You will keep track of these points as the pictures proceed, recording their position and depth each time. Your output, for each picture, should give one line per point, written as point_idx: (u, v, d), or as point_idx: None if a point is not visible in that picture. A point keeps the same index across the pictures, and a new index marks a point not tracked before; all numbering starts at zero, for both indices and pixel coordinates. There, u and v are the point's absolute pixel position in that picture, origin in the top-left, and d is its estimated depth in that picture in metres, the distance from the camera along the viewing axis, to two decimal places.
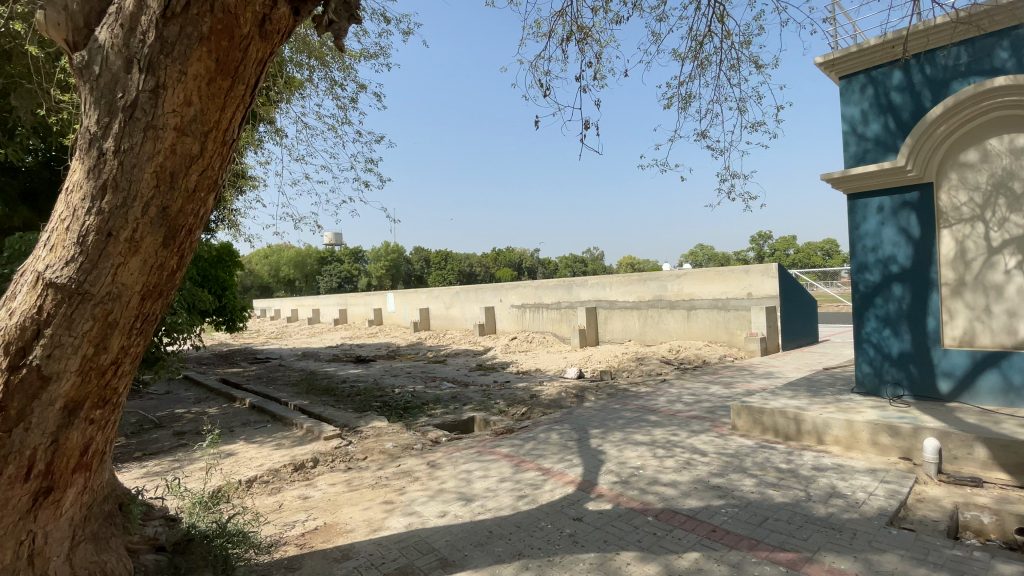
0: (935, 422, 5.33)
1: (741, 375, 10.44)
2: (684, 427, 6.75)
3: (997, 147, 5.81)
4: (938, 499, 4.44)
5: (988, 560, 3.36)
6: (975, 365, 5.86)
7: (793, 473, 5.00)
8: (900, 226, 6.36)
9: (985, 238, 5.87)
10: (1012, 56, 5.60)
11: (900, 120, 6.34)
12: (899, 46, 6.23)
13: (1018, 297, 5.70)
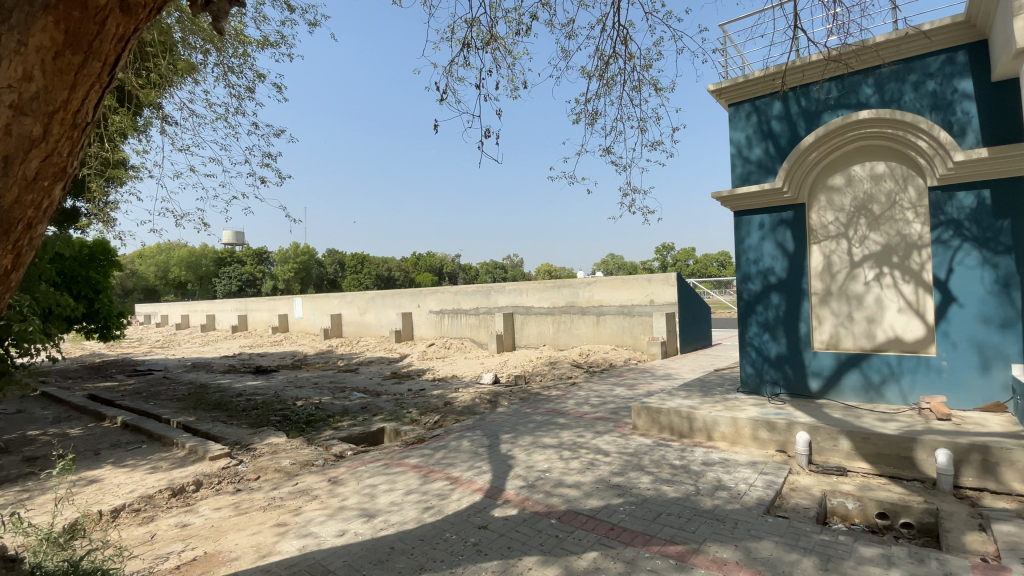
0: (805, 417, 5.97)
1: (644, 376, 11.08)
2: (590, 429, 7.01)
3: (860, 172, 6.62)
4: (807, 487, 4.96)
5: (851, 544, 3.78)
6: (840, 366, 6.66)
7: (685, 469, 5.35)
8: (778, 241, 7.13)
9: (848, 254, 6.69)
10: (874, 93, 6.37)
11: (779, 146, 7.11)
12: (778, 79, 6.95)
13: (875, 306, 6.51)
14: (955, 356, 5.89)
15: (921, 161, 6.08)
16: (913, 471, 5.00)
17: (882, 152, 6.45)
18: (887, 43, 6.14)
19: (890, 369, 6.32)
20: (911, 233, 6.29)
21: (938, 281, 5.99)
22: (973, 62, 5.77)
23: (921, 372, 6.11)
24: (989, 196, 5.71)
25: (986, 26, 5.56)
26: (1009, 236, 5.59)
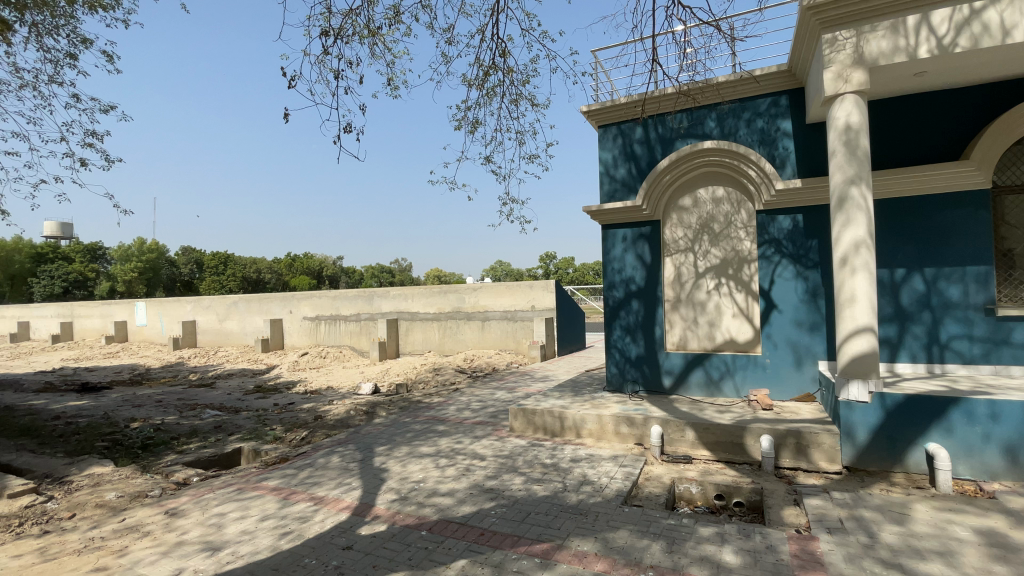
0: (659, 411, 6.63)
1: (523, 380, 11.46)
2: (467, 434, 7.06)
3: (704, 195, 7.56)
4: (659, 476, 5.49)
5: (691, 525, 4.25)
6: (688, 364, 7.50)
7: (555, 467, 5.63)
8: (638, 253, 7.86)
9: (694, 266, 7.59)
10: (715, 126, 7.34)
11: (640, 167, 7.84)
12: (639, 106, 7.67)
13: (715, 311, 7.46)
14: (775, 354, 6.96)
15: (751, 187, 7.12)
16: (743, 455, 5.79)
17: (721, 178, 7.42)
18: (726, 84, 7.09)
19: (727, 367, 7.25)
20: (743, 249, 7.31)
21: (763, 291, 7.05)
22: (792, 106, 6.88)
23: (751, 368, 7.11)
24: (802, 220, 6.83)
25: (804, 76, 6.63)
26: (815, 254, 6.75)
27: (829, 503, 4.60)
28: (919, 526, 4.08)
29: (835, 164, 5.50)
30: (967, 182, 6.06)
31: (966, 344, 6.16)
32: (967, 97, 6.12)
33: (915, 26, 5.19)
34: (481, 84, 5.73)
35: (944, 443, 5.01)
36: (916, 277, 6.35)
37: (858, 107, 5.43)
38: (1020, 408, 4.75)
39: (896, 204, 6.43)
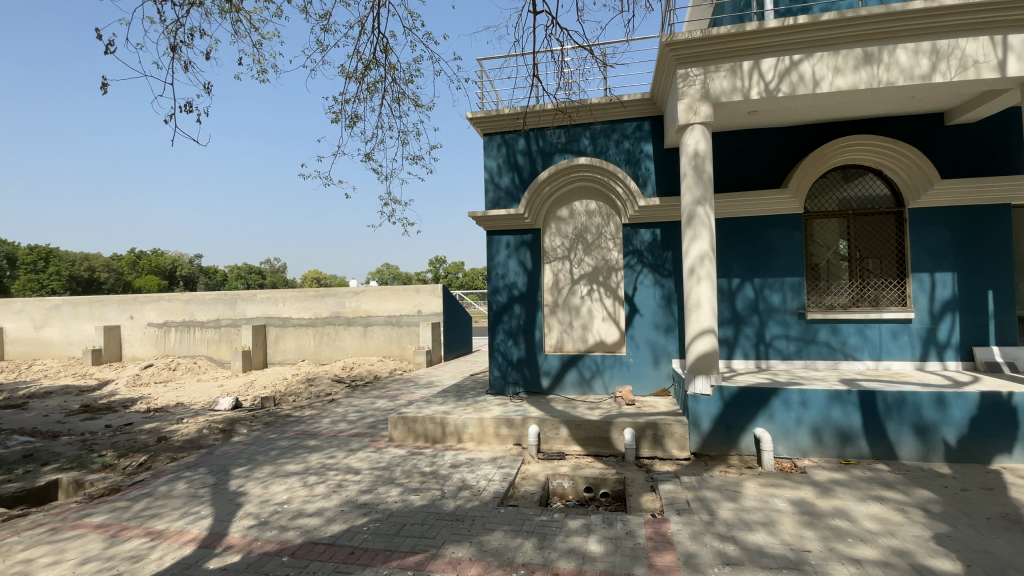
0: (537, 412, 6.91)
1: (406, 387, 11.17)
2: (342, 447, 6.67)
3: (579, 208, 8.08)
4: (535, 474, 5.71)
5: (562, 519, 4.47)
6: (563, 365, 7.92)
7: (433, 475, 5.56)
8: (520, 259, 8.11)
9: (570, 273, 8.09)
10: (589, 144, 7.88)
11: (522, 177, 8.12)
12: (521, 118, 7.94)
13: (587, 315, 8.01)
14: (638, 354, 7.65)
15: (619, 203, 7.77)
16: (610, 448, 6.26)
17: (594, 193, 7.99)
18: (599, 106, 7.65)
19: (597, 366, 7.80)
20: (611, 259, 7.95)
21: (628, 296, 7.73)
22: (653, 131, 7.65)
23: (617, 368, 7.72)
24: (659, 234, 7.63)
25: (662, 105, 7.40)
26: (670, 264, 7.58)
27: (679, 487, 5.16)
28: (748, 501, 4.76)
29: (686, 185, 6.21)
30: (784, 207, 7.24)
31: (784, 342, 7.34)
32: (785, 137, 7.31)
33: (748, 70, 6.08)
34: (361, 77, 5.47)
35: (767, 427, 5.89)
36: (747, 286, 7.44)
37: (704, 136, 6.21)
38: (820, 394, 5.78)
39: (732, 223, 7.49)
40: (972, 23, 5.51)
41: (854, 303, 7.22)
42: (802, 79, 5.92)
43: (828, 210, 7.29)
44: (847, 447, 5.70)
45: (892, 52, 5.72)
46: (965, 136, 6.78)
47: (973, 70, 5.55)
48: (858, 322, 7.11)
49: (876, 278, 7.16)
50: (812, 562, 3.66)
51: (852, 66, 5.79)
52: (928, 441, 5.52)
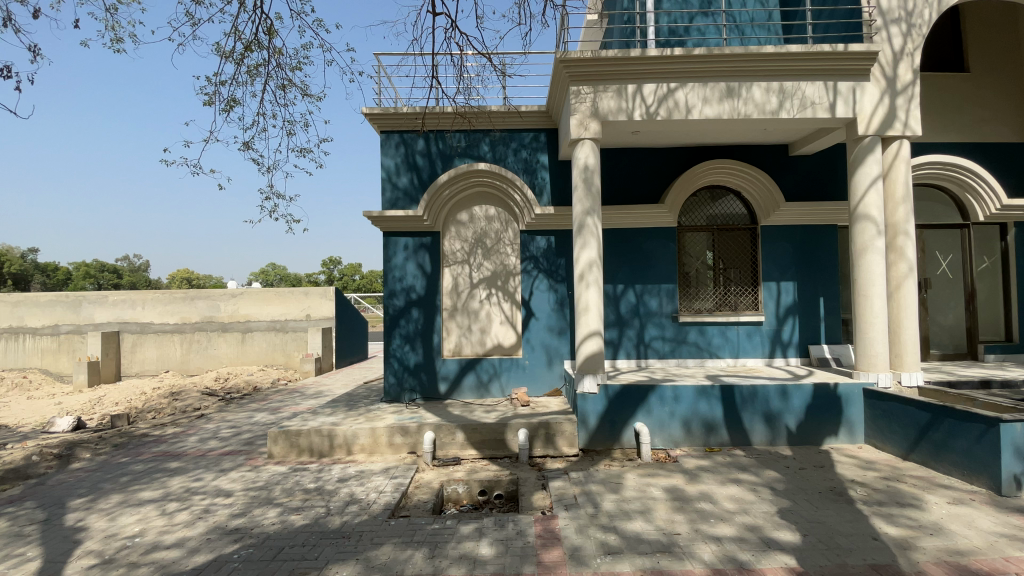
0: (432, 418, 6.80)
1: (292, 398, 10.35)
2: (213, 468, 6.00)
3: (479, 213, 8.13)
4: (430, 482, 5.61)
5: (454, 526, 4.44)
6: (461, 369, 7.89)
7: (319, 490, 5.22)
8: (418, 262, 7.95)
9: (469, 277, 8.10)
10: (488, 150, 7.97)
11: (421, 178, 7.97)
12: (420, 119, 7.80)
13: (485, 319, 8.08)
14: (533, 356, 7.88)
15: (517, 210, 7.97)
16: (504, 450, 6.36)
17: (493, 199, 8.09)
18: (498, 114, 7.77)
19: (494, 370, 7.88)
20: (509, 264, 8.10)
21: (524, 301, 7.95)
22: (548, 143, 7.96)
23: (513, 370, 7.88)
24: (553, 242, 7.95)
25: (556, 118, 7.72)
26: (563, 271, 7.93)
27: (568, 483, 5.39)
28: (629, 492, 5.11)
29: (577, 196, 6.54)
30: (663, 220, 7.95)
31: (661, 343, 8.03)
32: (663, 156, 8.03)
33: (632, 93, 6.57)
34: (240, 59, 4.98)
35: (645, 421, 6.39)
36: (630, 291, 8.04)
37: (593, 151, 6.59)
38: (690, 390, 6.40)
39: (618, 233, 8.05)
40: (809, 70, 6.49)
41: (717, 307, 8.13)
42: (677, 105, 6.55)
43: (698, 224, 8.16)
44: (711, 436, 6.38)
45: (749, 88, 6.54)
46: (802, 167, 7.97)
47: (809, 110, 6.54)
48: (720, 324, 8.02)
49: (733, 284, 8.14)
50: (680, 543, 4.03)
51: (717, 98, 6.53)
52: (774, 427, 6.37)
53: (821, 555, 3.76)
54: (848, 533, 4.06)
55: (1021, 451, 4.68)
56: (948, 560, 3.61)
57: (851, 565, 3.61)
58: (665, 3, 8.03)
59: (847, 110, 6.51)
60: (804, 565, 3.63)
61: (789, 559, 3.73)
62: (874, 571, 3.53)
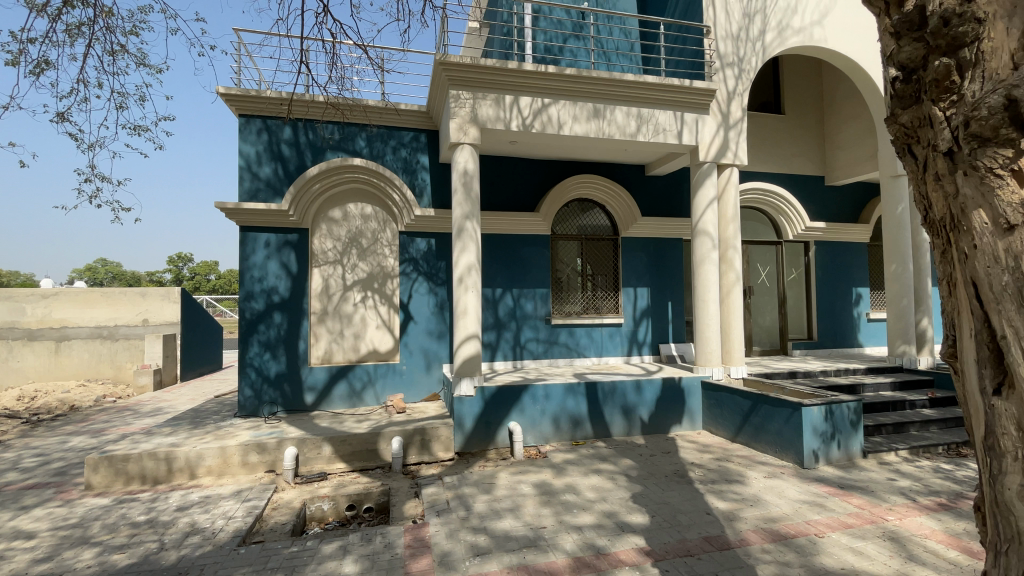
0: (295, 431, 6.26)
1: (120, 417, 8.78)
2: (2, 509, 4.85)
3: (353, 211, 7.72)
4: (290, 501, 5.14)
5: (316, 546, 4.12)
6: (331, 378, 7.39)
7: (151, 523, 4.50)
8: (282, 261, 7.28)
9: (342, 278, 7.64)
10: (365, 146, 7.60)
11: (287, 169, 7.32)
12: (286, 105, 7.16)
13: (360, 323, 7.69)
14: (410, 361, 7.69)
15: (395, 210, 7.71)
16: (376, 460, 6.08)
17: (369, 197, 7.73)
18: (375, 109, 7.45)
19: (368, 376, 7.51)
20: (387, 265, 7.80)
21: (402, 304, 7.73)
22: (429, 144, 7.84)
23: (389, 376, 7.58)
24: (433, 244, 7.85)
25: (437, 120, 7.63)
26: (443, 274, 7.89)
27: (441, 488, 5.32)
28: (500, 491, 5.21)
29: (456, 199, 6.54)
30: (538, 227, 8.31)
31: (535, 344, 8.37)
32: (540, 167, 8.41)
33: (509, 103, 6.76)
34: (53, 15, 4.06)
35: (518, 420, 6.58)
36: (507, 295, 8.26)
37: (472, 156, 6.65)
38: (560, 388, 6.76)
39: (496, 238, 8.23)
40: (663, 100, 7.29)
41: (584, 310, 8.71)
42: (550, 120, 6.89)
43: (570, 233, 8.67)
44: (577, 430, 6.79)
45: (613, 111, 7.14)
46: (657, 185, 8.92)
47: (662, 135, 7.33)
48: (587, 325, 8.60)
49: (600, 290, 8.80)
50: (546, 536, 4.20)
51: (585, 116, 7.01)
52: (631, 419, 6.99)
53: (664, 533, 4.20)
54: (688, 511, 4.60)
55: (819, 431, 5.66)
56: (761, 525, 4.27)
57: (688, 539, 4.08)
58: (542, 20, 8.41)
59: (691, 138, 7.44)
60: (651, 544, 4.01)
61: (640, 540, 4.10)
62: (705, 542, 4.03)
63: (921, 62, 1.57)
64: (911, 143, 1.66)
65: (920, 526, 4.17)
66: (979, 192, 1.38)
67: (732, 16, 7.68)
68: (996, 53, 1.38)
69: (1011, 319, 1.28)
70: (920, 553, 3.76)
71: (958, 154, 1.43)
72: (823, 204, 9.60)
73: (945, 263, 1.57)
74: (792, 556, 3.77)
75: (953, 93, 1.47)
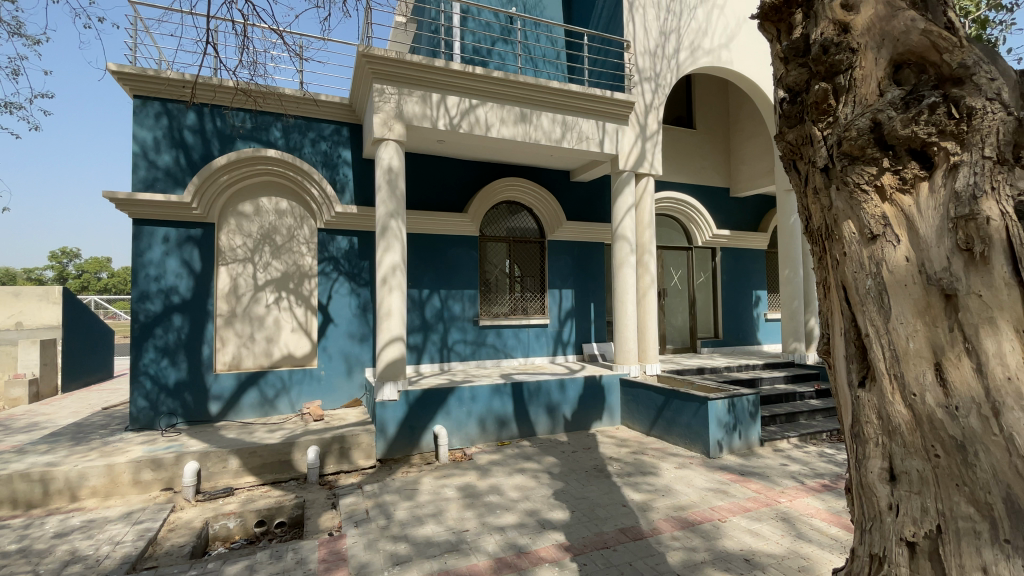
0: (197, 445, 5.72)
1: None
2: None
3: (267, 205, 7.19)
4: (189, 521, 4.68)
5: (219, 568, 3.78)
6: (240, 385, 6.84)
7: (16, 556, 3.91)
8: (183, 259, 6.65)
9: (253, 278, 7.10)
10: (280, 137, 7.13)
11: (190, 158, 6.69)
12: (189, 88, 6.55)
13: (273, 326, 7.18)
14: (330, 365, 7.32)
15: (313, 206, 7.29)
16: (290, 472, 5.71)
17: (284, 191, 7.25)
18: (292, 98, 7.02)
19: (282, 383, 7.04)
20: (304, 264, 7.35)
21: (321, 305, 7.35)
22: (351, 138, 7.51)
23: (306, 382, 7.17)
24: (356, 243, 7.55)
25: (360, 113, 7.32)
26: (366, 274, 7.60)
27: (361, 498, 5.10)
28: (423, 497, 5.09)
29: (380, 197, 6.32)
30: (466, 228, 8.26)
31: (463, 346, 8.30)
32: (469, 167, 8.36)
33: (436, 102, 6.66)
34: None
35: (444, 423, 6.47)
36: (434, 296, 8.12)
37: (397, 153, 6.46)
38: (486, 389, 6.75)
39: (422, 238, 8.06)
40: (587, 108, 7.53)
41: (512, 311, 8.78)
42: (477, 121, 6.87)
43: (499, 235, 8.71)
44: (503, 431, 6.81)
45: (539, 116, 7.27)
46: (581, 190, 9.20)
47: (585, 143, 7.58)
48: (514, 326, 8.69)
49: (528, 292, 8.91)
50: (468, 539, 4.17)
51: (512, 120, 7.08)
52: (555, 417, 7.14)
53: (584, 527, 4.32)
54: (606, 504, 4.77)
55: (723, 423, 6.12)
56: (672, 514, 4.52)
57: (605, 532, 4.23)
58: (470, 21, 8.39)
59: (612, 147, 7.76)
60: (571, 539, 4.11)
61: (560, 536, 4.19)
62: (622, 534, 4.20)
63: (804, 86, 1.73)
64: (795, 159, 1.82)
65: (807, 506, 4.62)
66: (849, 205, 1.53)
67: (650, 33, 8.12)
68: (866, 80, 1.55)
69: (873, 319, 1.44)
70: (807, 530, 4.17)
71: (833, 169, 1.58)
72: (729, 213, 10.41)
73: (821, 269, 1.73)
74: (699, 541, 4.03)
75: (830, 115, 1.63)
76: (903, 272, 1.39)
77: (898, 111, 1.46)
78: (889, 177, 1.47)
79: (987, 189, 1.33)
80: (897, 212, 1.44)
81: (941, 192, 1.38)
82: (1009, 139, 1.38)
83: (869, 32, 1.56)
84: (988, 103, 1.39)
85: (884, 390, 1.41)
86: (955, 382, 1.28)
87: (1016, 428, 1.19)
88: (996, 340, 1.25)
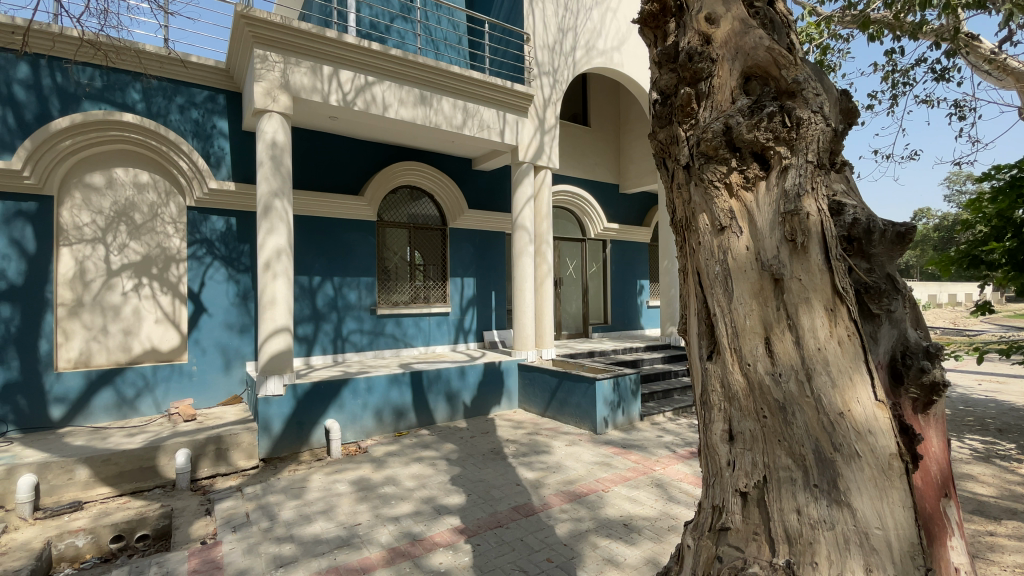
0: (34, 455, 4.87)
1: None
2: None
3: (122, 177, 6.24)
4: (25, 543, 3.99)
5: None
6: (90, 385, 5.90)
7: None
8: (12, 237, 5.55)
9: (104, 260, 6.14)
10: (142, 100, 6.19)
11: (21, 118, 5.58)
12: (19, 34, 5.42)
13: (132, 317, 6.30)
14: (203, 360, 6.63)
15: (182, 181, 6.47)
16: (154, 479, 5.08)
17: (146, 162, 6.35)
18: (154, 56, 6.12)
19: (144, 382, 6.21)
20: (170, 247, 6.52)
21: (192, 294, 6.61)
22: (229, 108, 6.76)
23: (175, 379, 6.41)
24: (234, 224, 6.87)
25: (239, 81, 6.63)
26: (246, 259, 6.97)
27: (240, 501, 4.70)
28: (312, 494, 4.83)
29: (262, 173, 5.78)
30: (362, 212, 7.90)
31: (359, 336, 7.97)
32: (365, 149, 7.98)
33: (328, 75, 6.22)
34: None
35: (337, 417, 6.16)
36: (327, 284, 7.69)
37: (282, 127, 5.93)
38: (383, 379, 6.55)
39: (312, 222, 7.56)
40: (487, 96, 7.54)
41: (412, 299, 8.60)
42: (374, 100, 6.54)
43: (399, 221, 8.44)
44: (401, 421, 6.67)
45: (439, 100, 7.13)
46: (481, 179, 9.21)
47: (486, 131, 7.58)
48: (415, 315, 8.54)
49: (430, 280, 8.78)
50: (361, 533, 4.05)
51: (411, 101, 6.86)
52: (454, 404, 7.16)
53: (478, 508, 4.42)
54: (500, 485, 4.91)
55: (608, 401, 6.60)
56: (561, 489, 4.78)
57: (499, 511, 4.36)
58: None
59: (512, 137, 7.85)
60: (466, 522, 4.18)
61: (455, 519, 4.24)
62: (515, 511, 4.35)
63: (673, 89, 1.88)
64: (664, 157, 1.98)
65: (677, 472, 5.16)
66: (704, 199, 1.71)
67: (549, 29, 8.31)
68: (721, 88, 1.72)
69: (719, 300, 1.63)
70: (676, 493, 4.66)
71: (692, 167, 1.75)
72: (618, 208, 11.14)
73: (682, 257, 1.92)
74: (584, 511, 4.31)
75: (692, 118, 1.79)
76: (743, 258, 1.59)
77: (745, 117, 1.64)
78: (735, 176, 1.66)
79: (808, 188, 1.56)
80: (741, 208, 1.64)
81: (774, 191, 1.60)
82: (826, 148, 1.64)
83: (726, 45, 1.73)
84: (813, 115, 1.63)
85: (726, 362, 1.61)
86: (779, 354, 1.50)
87: (822, 391, 1.43)
88: (810, 317, 1.48)
